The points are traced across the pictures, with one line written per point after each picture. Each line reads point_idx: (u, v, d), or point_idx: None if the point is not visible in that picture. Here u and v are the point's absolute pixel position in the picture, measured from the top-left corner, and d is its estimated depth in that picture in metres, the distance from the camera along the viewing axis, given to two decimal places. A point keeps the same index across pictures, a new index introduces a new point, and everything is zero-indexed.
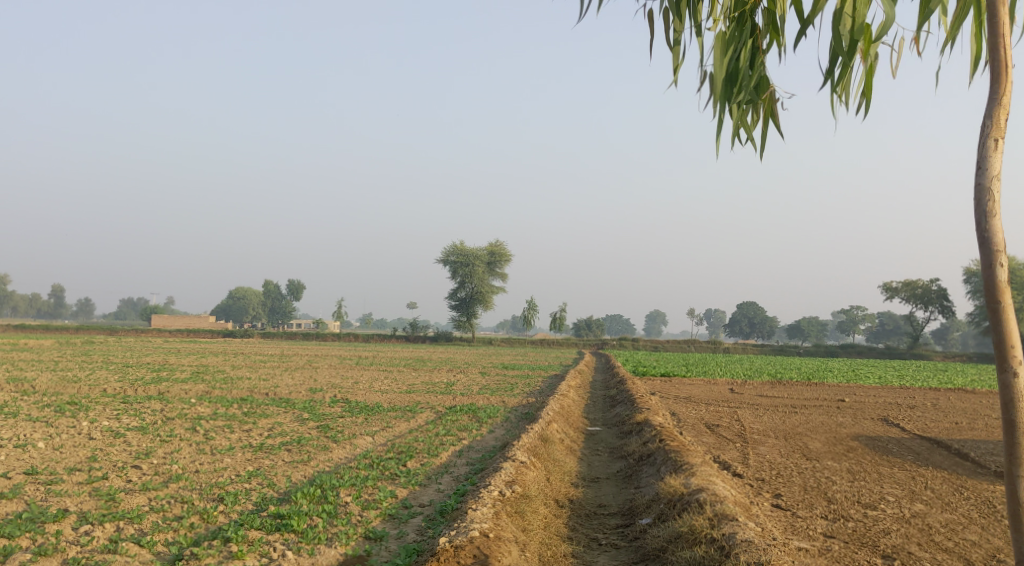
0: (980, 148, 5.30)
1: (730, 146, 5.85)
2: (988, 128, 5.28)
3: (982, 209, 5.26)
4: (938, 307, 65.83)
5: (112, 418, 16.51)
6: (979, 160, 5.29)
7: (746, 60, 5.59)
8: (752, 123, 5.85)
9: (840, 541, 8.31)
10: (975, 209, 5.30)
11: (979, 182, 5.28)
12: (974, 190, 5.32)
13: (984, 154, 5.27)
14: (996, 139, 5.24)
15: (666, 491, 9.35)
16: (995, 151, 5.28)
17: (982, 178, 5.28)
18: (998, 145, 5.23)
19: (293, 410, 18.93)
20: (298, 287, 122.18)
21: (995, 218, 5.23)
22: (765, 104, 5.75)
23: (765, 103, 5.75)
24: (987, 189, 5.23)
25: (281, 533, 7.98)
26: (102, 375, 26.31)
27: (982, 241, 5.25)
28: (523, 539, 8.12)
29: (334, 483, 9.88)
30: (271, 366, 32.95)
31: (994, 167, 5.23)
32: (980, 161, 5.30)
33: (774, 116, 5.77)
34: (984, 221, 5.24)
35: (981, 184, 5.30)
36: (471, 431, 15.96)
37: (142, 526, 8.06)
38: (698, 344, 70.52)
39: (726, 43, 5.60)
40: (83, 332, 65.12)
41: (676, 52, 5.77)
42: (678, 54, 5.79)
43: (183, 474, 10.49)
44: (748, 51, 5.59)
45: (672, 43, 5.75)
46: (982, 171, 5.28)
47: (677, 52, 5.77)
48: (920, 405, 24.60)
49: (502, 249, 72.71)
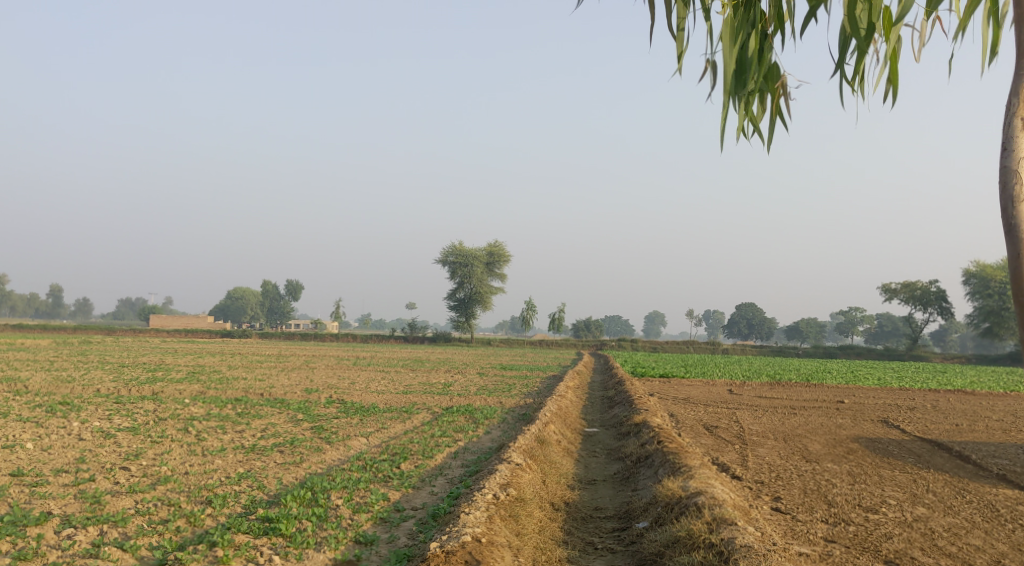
0: (1006, 128, 5.15)
1: (737, 138, 5.65)
2: (1013, 108, 5.14)
3: (1009, 193, 5.10)
4: (937, 308, 65.64)
5: (103, 419, 16.32)
6: (1006, 141, 5.14)
7: (753, 49, 5.41)
8: (758, 114, 5.65)
9: (841, 546, 8.13)
10: (1001, 194, 5.14)
11: (1005, 164, 5.12)
12: (1000, 173, 5.15)
13: (1010, 134, 5.13)
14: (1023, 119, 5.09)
15: (663, 493, 9.16)
16: (1020, 131, 5.14)
17: (1007, 159, 5.12)
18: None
19: (288, 410, 18.76)
20: (298, 287, 121.84)
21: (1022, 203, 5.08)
22: (774, 93, 5.58)
23: (774, 93, 5.58)
24: (1013, 171, 5.08)
25: (269, 537, 7.81)
26: (96, 375, 26.18)
27: (1009, 229, 5.11)
28: (517, 544, 7.95)
29: (325, 485, 9.67)
30: (267, 367, 32.79)
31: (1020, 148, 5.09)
32: (1005, 142, 5.15)
33: (781, 107, 5.60)
34: (1012, 206, 5.08)
35: (1008, 166, 5.14)
36: (467, 433, 15.76)
37: (126, 530, 7.87)
38: (698, 345, 70.37)
39: (734, 30, 5.40)
40: (81, 331, 64.80)
41: (680, 38, 5.57)
42: (682, 41, 5.61)
43: (171, 476, 10.29)
44: (755, 39, 5.41)
45: (676, 30, 5.55)
46: (1008, 152, 5.13)
47: (680, 39, 5.58)
48: (920, 405, 24.44)
49: (501, 249, 72.42)
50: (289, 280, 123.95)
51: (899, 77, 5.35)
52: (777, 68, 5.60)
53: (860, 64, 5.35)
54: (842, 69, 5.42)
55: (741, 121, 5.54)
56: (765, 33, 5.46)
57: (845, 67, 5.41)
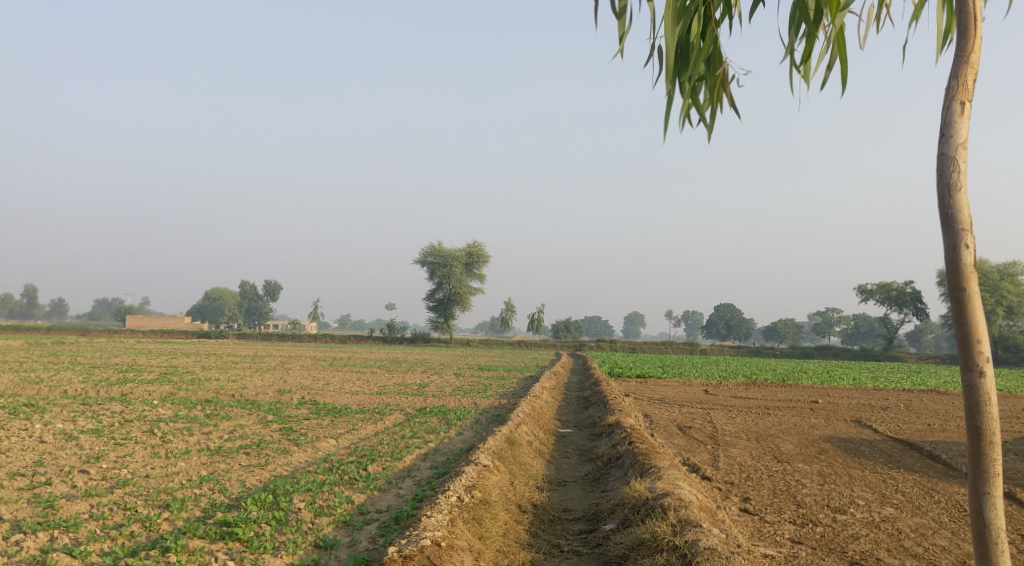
0: (945, 113, 5.00)
1: (681, 127, 5.48)
2: (952, 91, 4.98)
3: (947, 181, 4.93)
4: (912, 308, 66.31)
5: (69, 420, 16.05)
6: (944, 126, 4.97)
7: (698, 33, 5.32)
8: (703, 102, 5.50)
9: (807, 547, 8.07)
10: (939, 182, 4.97)
11: (943, 151, 4.95)
12: (938, 159, 4.98)
13: (949, 119, 4.97)
14: (963, 103, 4.93)
15: (630, 495, 9.05)
16: (960, 116, 4.97)
17: (946, 146, 4.96)
18: (964, 109, 4.93)
19: (258, 411, 18.49)
20: (276, 287, 120.66)
21: (960, 193, 4.91)
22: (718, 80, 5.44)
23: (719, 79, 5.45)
24: (952, 158, 4.91)
25: (225, 542, 7.64)
26: (66, 376, 25.78)
27: (946, 220, 4.94)
28: (479, 548, 7.83)
29: (288, 488, 9.46)
30: (242, 368, 32.42)
31: (959, 135, 4.91)
32: (944, 128, 4.99)
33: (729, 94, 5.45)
34: (949, 194, 4.91)
35: (946, 153, 4.98)
36: (437, 434, 15.57)
37: (78, 535, 7.70)
38: (676, 345, 70.54)
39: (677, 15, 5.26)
40: (55, 332, 63.91)
41: (623, 19, 5.42)
42: (625, 21, 5.43)
43: (131, 479, 10.05)
44: (699, 23, 5.31)
45: (619, 10, 5.41)
46: (946, 138, 4.96)
47: (622, 19, 5.42)
48: (893, 405, 24.65)
49: (479, 249, 72.08)
50: (268, 281, 122.90)
51: (846, 65, 5.18)
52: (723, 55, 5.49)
53: (807, 50, 5.21)
54: (787, 56, 5.27)
55: (685, 106, 5.39)
56: (710, 16, 5.35)
57: (789, 54, 5.26)
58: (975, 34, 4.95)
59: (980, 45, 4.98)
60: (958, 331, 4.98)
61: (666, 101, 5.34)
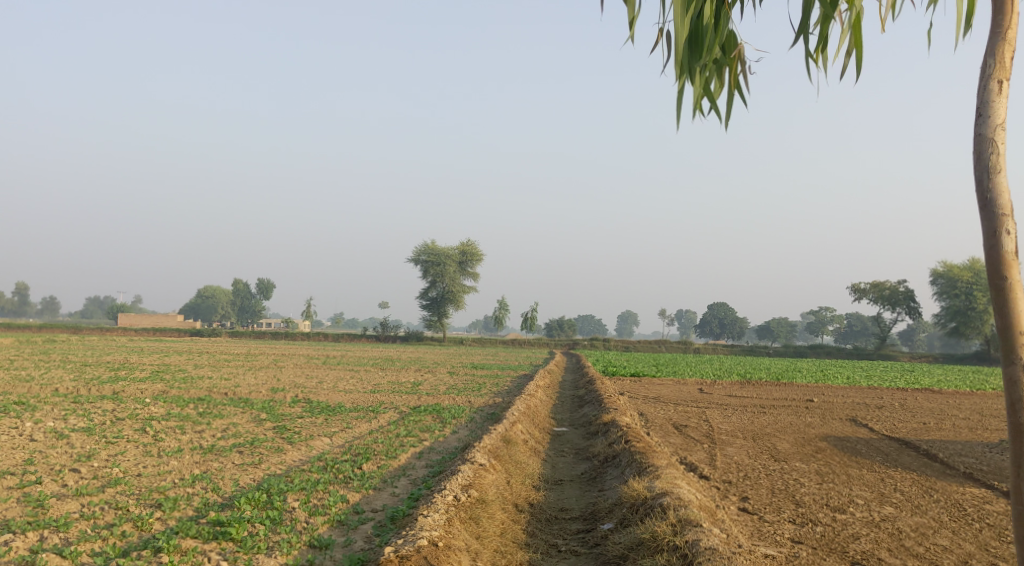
0: (982, 92, 5.00)
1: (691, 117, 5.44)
2: (989, 70, 4.98)
3: (984, 164, 4.93)
4: (905, 308, 66.25)
5: (59, 419, 15.86)
6: (981, 106, 4.97)
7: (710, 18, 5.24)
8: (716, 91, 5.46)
9: (807, 547, 7.99)
10: (975, 164, 4.97)
11: (981, 132, 4.95)
12: (976, 141, 4.98)
13: (986, 98, 4.97)
14: (1000, 81, 4.94)
15: (628, 494, 8.96)
16: (997, 97, 4.97)
17: (983, 127, 4.96)
18: (1002, 88, 4.93)
19: (251, 410, 18.32)
20: (268, 283, 119.77)
21: (999, 174, 4.91)
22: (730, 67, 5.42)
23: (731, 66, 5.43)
24: (989, 140, 4.91)
25: (218, 542, 7.55)
26: (55, 374, 25.46)
27: (985, 204, 4.93)
28: (476, 548, 7.73)
29: (282, 487, 9.34)
30: (234, 366, 32.11)
31: (998, 115, 4.91)
32: (981, 108, 4.99)
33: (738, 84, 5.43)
34: (987, 177, 4.91)
35: (983, 134, 4.98)
36: (433, 433, 15.46)
37: (68, 535, 7.59)
38: (670, 344, 70.23)
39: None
40: (45, 330, 63.06)
41: (634, 3, 5.33)
42: (634, 6, 5.34)
43: (123, 478, 9.89)
44: (711, 7, 5.23)
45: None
46: (983, 119, 4.96)
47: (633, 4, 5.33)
48: (888, 405, 24.59)
49: (473, 249, 71.73)
50: (261, 279, 122.05)
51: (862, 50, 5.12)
52: (734, 41, 5.46)
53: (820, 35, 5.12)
54: (801, 40, 5.18)
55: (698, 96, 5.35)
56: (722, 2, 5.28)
57: (803, 36, 5.16)
58: (1011, 13, 4.96)
59: (1016, 23, 4.99)
60: (998, 322, 4.95)
61: (677, 92, 5.31)
